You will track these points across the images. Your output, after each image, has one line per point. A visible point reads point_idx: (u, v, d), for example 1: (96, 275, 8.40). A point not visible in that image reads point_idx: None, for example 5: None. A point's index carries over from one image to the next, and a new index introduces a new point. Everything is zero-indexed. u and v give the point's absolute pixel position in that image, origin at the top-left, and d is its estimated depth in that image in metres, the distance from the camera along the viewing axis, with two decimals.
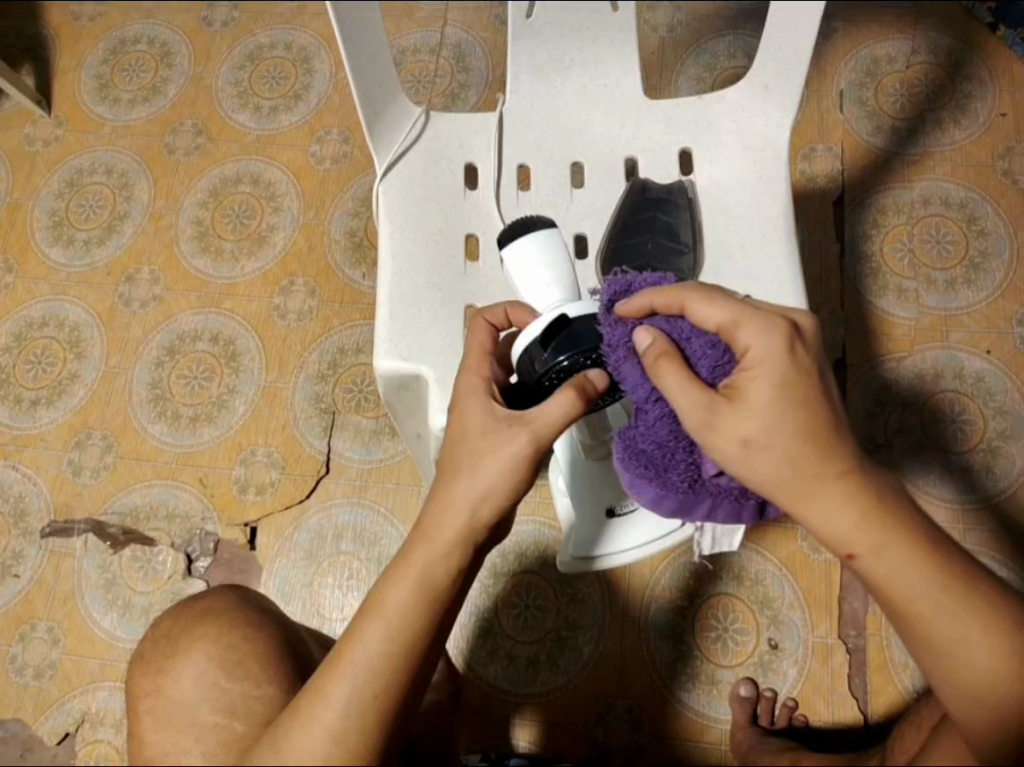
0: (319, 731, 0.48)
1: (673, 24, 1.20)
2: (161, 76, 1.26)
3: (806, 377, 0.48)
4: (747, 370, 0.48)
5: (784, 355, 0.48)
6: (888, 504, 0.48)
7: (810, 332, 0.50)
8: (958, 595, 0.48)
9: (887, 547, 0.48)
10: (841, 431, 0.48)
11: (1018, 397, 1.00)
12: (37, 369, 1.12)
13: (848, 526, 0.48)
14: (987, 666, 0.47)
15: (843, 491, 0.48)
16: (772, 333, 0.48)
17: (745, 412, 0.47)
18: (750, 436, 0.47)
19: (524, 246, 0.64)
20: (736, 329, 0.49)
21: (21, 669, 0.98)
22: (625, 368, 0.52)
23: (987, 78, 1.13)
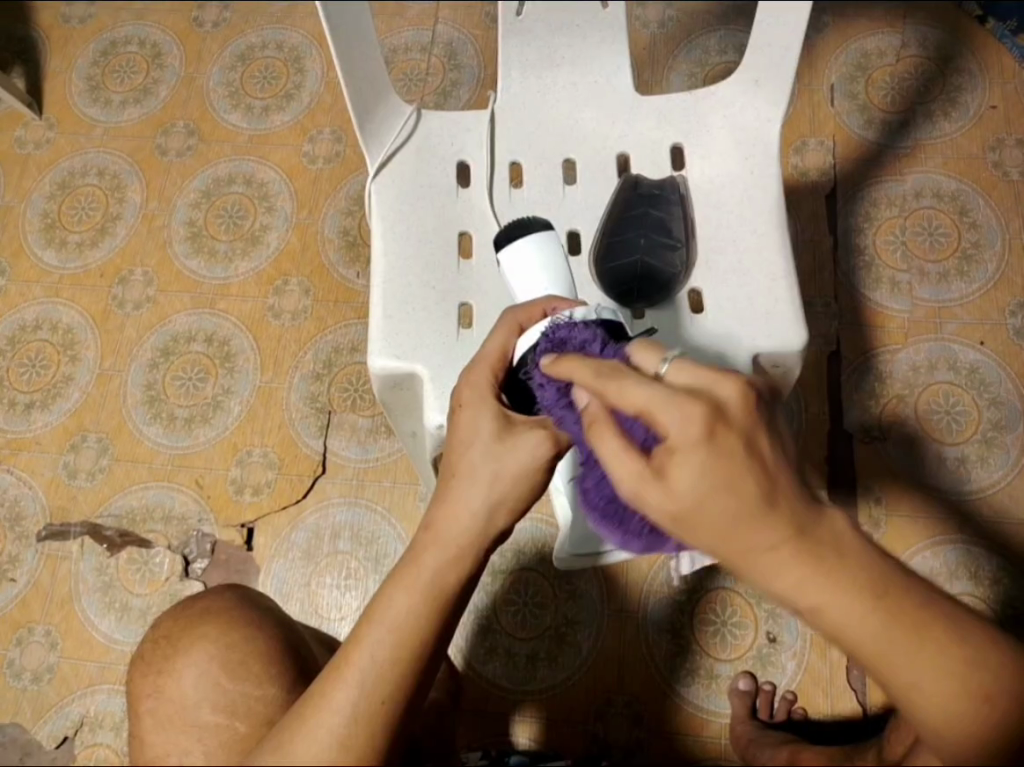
0: (324, 736, 0.48)
1: (664, 20, 1.20)
2: (152, 77, 1.26)
3: (731, 459, 0.38)
4: (668, 450, 0.39)
5: (703, 441, 0.38)
6: (830, 553, 0.39)
7: (738, 403, 0.39)
8: (913, 641, 0.41)
9: (828, 602, 0.40)
10: (776, 491, 0.38)
11: (1013, 386, 1.00)
12: (31, 372, 1.12)
13: (788, 585, 0.39)
14: (941, 706, 0.42)
15: (776, 554, 0.39)
16: (689, 414, 0.38)
17: (669, 497, 0.39)
18: (677, 516, 0.39)
19: (520, 246, 0.65)
20: (655, 411, 0.39)
21: (19, 673, 0.98)
22: (566, 421, 0.52)
23: (977, 71, 1.14)
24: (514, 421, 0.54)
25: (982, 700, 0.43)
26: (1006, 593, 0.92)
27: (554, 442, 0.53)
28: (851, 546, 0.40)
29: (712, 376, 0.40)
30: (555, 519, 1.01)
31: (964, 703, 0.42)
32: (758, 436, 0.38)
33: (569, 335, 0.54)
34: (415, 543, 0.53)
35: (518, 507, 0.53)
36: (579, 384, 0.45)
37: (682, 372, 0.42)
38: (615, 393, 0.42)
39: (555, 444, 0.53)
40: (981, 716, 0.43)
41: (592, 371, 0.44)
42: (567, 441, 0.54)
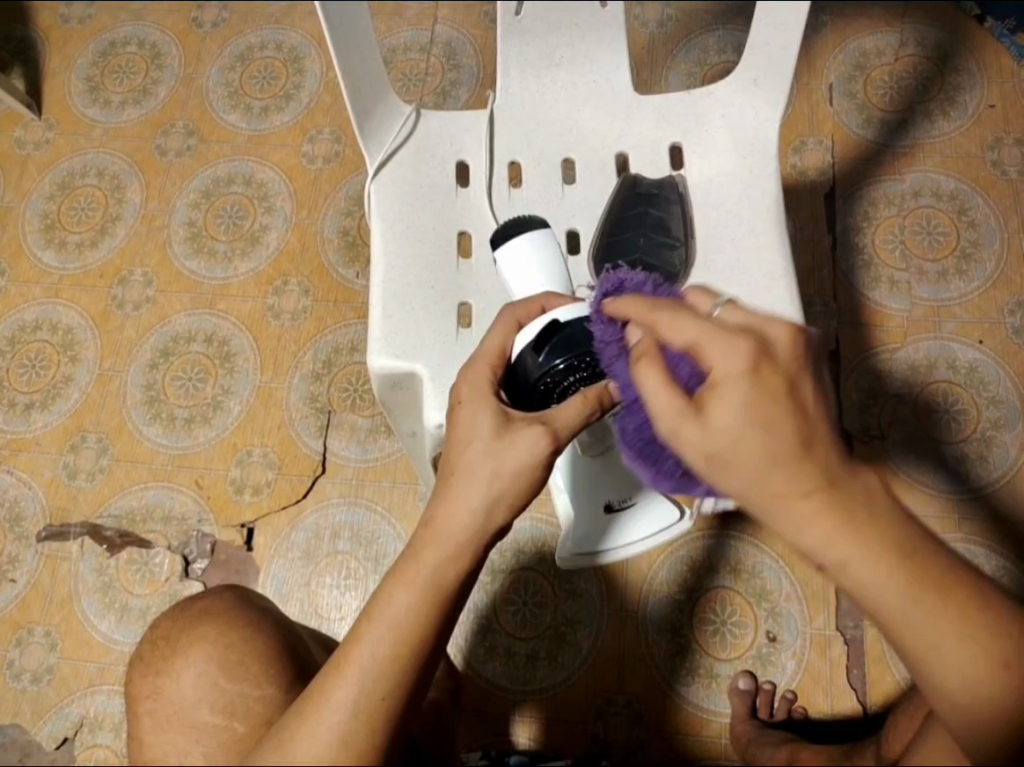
0: (324, 734, 0.48)
1: (663, 20, 1.20)
2: (152, 78, 1.26)
3: (773, 398, 0.38)
4: (709, 386, 0.39)
5: (747, 375, 0.38)
6: (861, 509, 0.39)
7: (785, 344, 0.40)
8: (937, 605, 0.41)
9: (856, 560, 0.39)
10: (815, 437, 0.38)
11: (1012, 385, 1.00)
12: (31, 372, 1.12)
13: (816, 539, 0.39)
14: (961, 675, 0.42)
15: (808, 504, 0.39)
16: (736, 348, 0.39)
17: (706, 433, 0.39)
18: (712, 455, 0.39)
19: (518, 245, 0.65)
20: (703, 345, 0.40)
21: (19, 674, 0.98)
22: (617, 368, 0.51)
23: (976, 70, 1.14)
24: (513, 419, 0.54)
25: (1003, 669, 0.42)
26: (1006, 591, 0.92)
27: (552, 439, 0.53)
28: (882, 504, 0.40)
29: (758, 321, 0.41)
30: (554, 518, 1.01)
31: (985, 672, 0.42)
32: (802, 379, 0.39)
33: (623, 280, 0.55)
34: (415, 541, 0.53)
35: (517, 505, 0.53)
36: (633, 320, 0.46)
37: (735, 315, 0.43)
38: (665, 328, 0.43)
39: (554, 441, 0.53)
40: (1003, 688, 0.42)
41: (643, 309, 0.45)
42: (566, 439, 0.54)
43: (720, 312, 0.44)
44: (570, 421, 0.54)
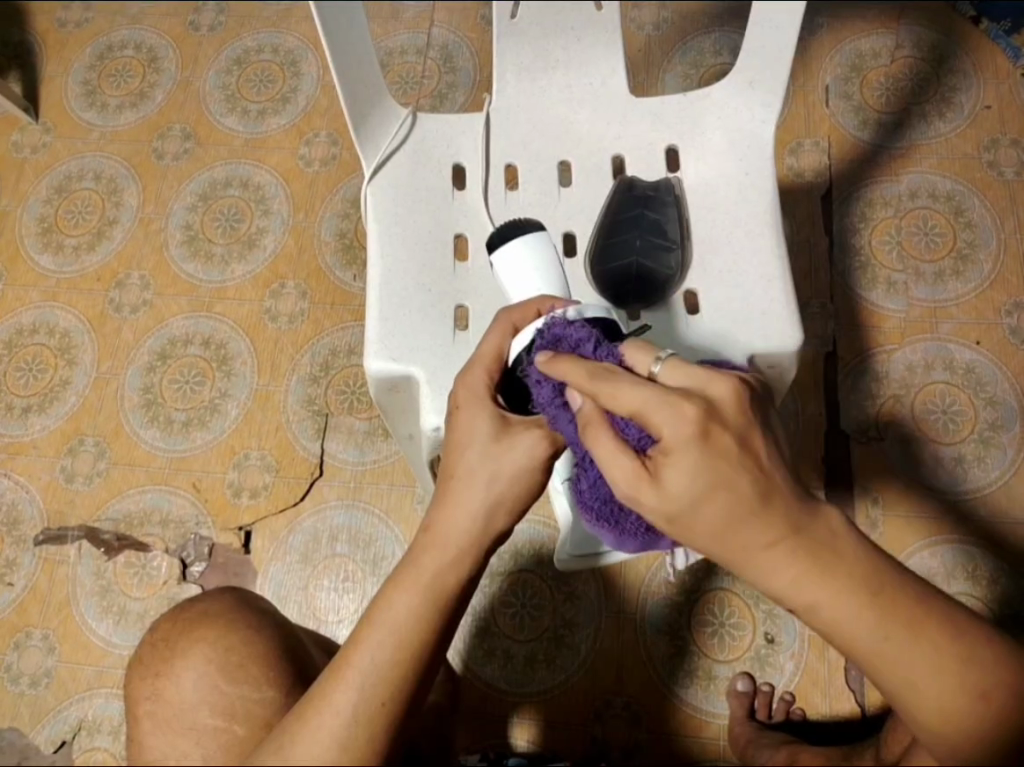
0: (324, 739, 0.47)
1: (659, 23, 1.21)
2: (148, 81, 1.26)
3: (724, 458, 0.41)
4: (661, 454, 0.42)
5: (696, 441, 0.41)
6: (827, 553, 0.42)
7: (730, 402, 0.42)
8: (909, 638, 0.43)
9: (824, 601, 0.43)
10: (771, 489, 0.41)
11: (1008, 386, 1.00)
12: (28, 376, 1.12)
13: (785, 582, 0.43)
14: (938, 706, 0.44)
15: (773, 553, 0.42)
16: (681, 416, 0.41)
17: (663, 497, 0.42)
18: (671, 516, 0.42)
19: (513, 248, 0.65)
20: (648, 415, 0.42)
21: (17, 678, 0.98)
22: (559, 422, 0.51)
23: (971, 71, 1.14)
24: (509, 423, 0.54)
25: (982, 701, 0.44)
26: (1004, 593, 0.92)
27: (551, 440, 0.53)
28: (848, 547, 0.43)
29: (701, 377, 0.43)
30: (553, 520, 1.01)
31: (962, 701, 0.44)
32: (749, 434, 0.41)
33: (562, 333, 0.51)
34: (415, 544, 0.53)
35: (515, 508, 0.54)
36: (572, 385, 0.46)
37: (676, 373, 0.44)
38: (607, 399, 0.44)
39: (555, 443, 0.53)
40: (981, 719, 0.44)
41: (581, 374, 0.45)
42: (562, 441, 0.54)
43: (660, 370, 0.46)
44: None
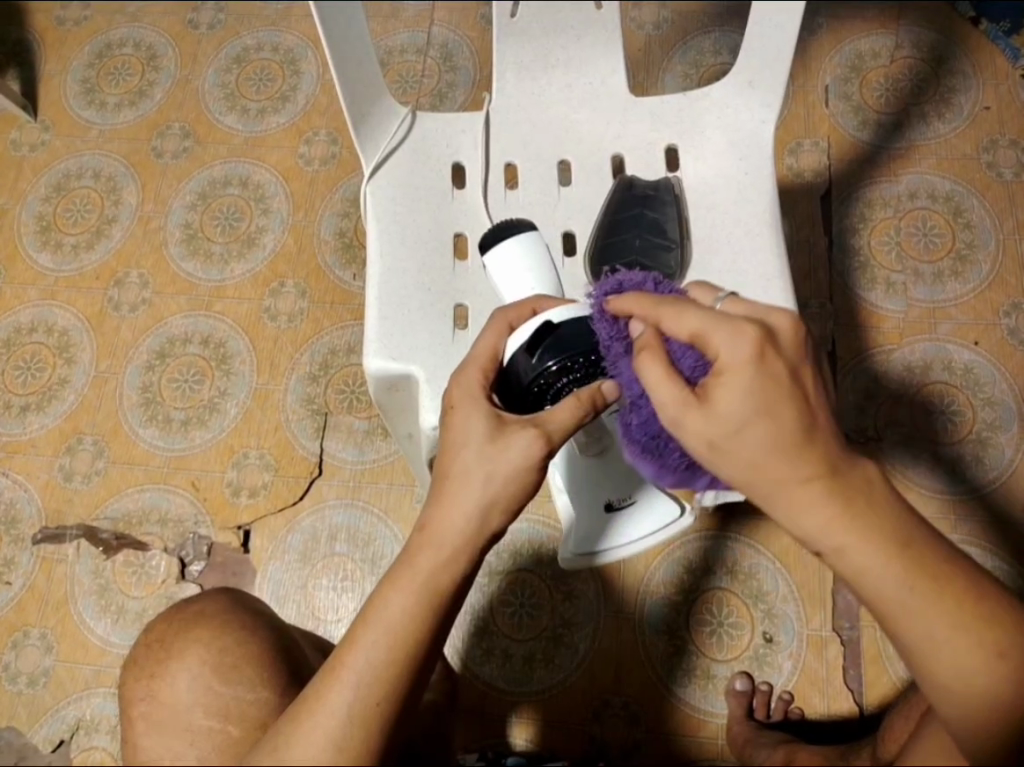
0: (320, 739, 0.47)
1: (659, 22, 1.21)
2: (148, 79, 1.26)
3: (776, 383, 0.41)
4: (713, 377, 0.42)
5: (752, 362, 0.41)
6: (860, 499, 0.42)
7: (788, 334, 0.42)
8: (934, 597, 0.42)
9: (855, 545, 0.42)
10: (814, 423, 0.41)
11: (1007, 386, 1.00)
12: (26, 375, 1.12)
13: (816, 522, 0.42)
14: (954, 664, 0.43)
15: (809, 489, 0.41)
16: (741, 337, 0.41)
17: (710, 419, 0.41)
18: (715, 440, 0.42)
19: (509, 248, 0.65)
20: (709, 336, 0.42)
21: (15, 677, 0.98)
22: (621, 364, 0.52)
23: (971, 72, 1.14)
24: (506, 421, 0.54)
25: (998, 660, 0.43)
26: None
27: (546, 441, 0.53)
28: (881, 497, 0.43)
29: (760, 311, 0.44)
30: (552, 519, 1.01)
31: (979, 660, 0.43)
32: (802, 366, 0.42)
33: (621, 281, 0.54)
34: (411, 544, 0.53)
35: (512, 507, 0.54)
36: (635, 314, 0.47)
37: (738, 309, 0.46)
38: (668, 322, 0.45)
39: (549, 443, 0.53)
40: (998, 679, 0.43)
41: (644, 303, 0.47)
42: (559, 440, 0.54)
43: (723, 305, 0.48)
44: (563, 423, 0.53)
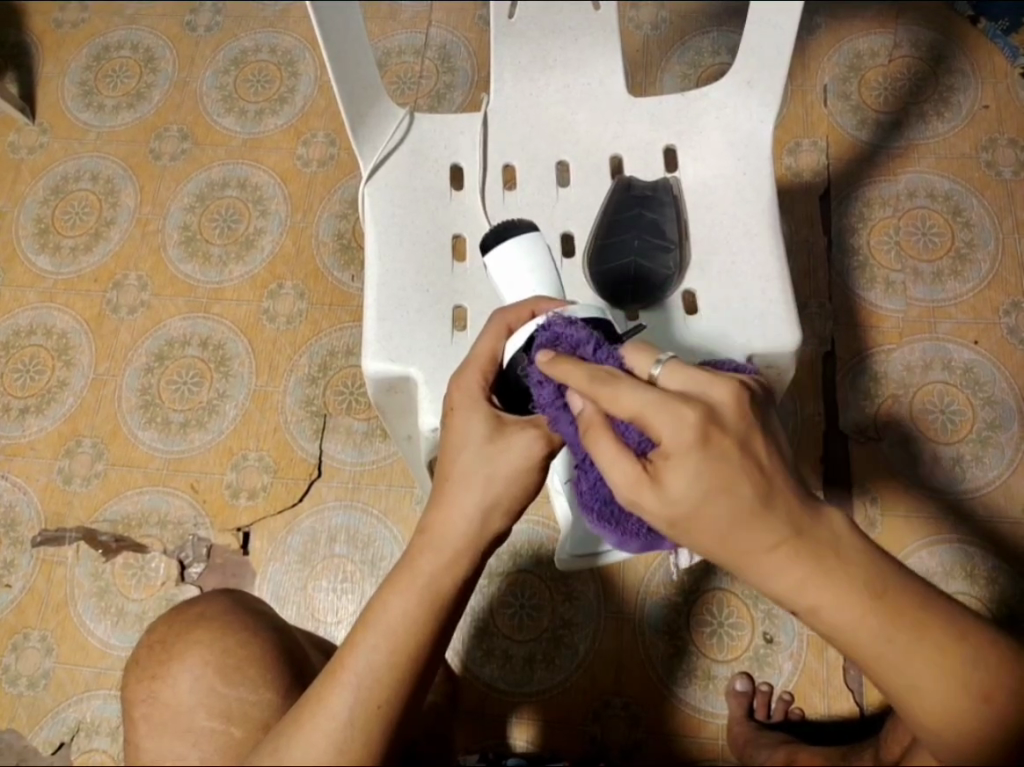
0: (320, 740, 0.47)
1: (657, 22, 1.21)
2: (146, 82, 1.26)
3: (725, 461, 0.41)
4: (661, 457, 0.42)
5: (695, 447, 0.41)
6: (830, 556, 0.42)
7: (729, 406, 0.42)
8: (913, 640, 0.43)
9: (828, 602, 0.42)
10: (771, 493, 0.41)
11: (1007, 385, 1.00)
12: (26, 377, 1.12)
13: (789, 584, 0.42)
14: (938, 706, 0.43)
15: (777, 555, 0.42)
16: (682, 421, 0.41)
17: (664, 500, 0.42)
18: (674, 519, 0.42)
19: (508, 249, 0.64)
20: (649, 418, 0.42)
21: (15, 680, 0.98)
22: (561, 425, 0.50)
23: (970, 71, 1.14)
24: (505, 423, 0.54)
25: (983, 703, 0.43)
26: (1003, 592, 0.92)
27: (547, 439, 0.53)
28: (852, 549, 0.42)
29: (701, 384, 0.44)
30: (551, 520, 1.01)
31: (964, 703, 0.43)
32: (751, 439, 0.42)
33: (562, 332, 0.51)
34: (412, 546, 0.53)
35: (512, 508, 0.54)
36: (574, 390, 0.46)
37: (675, 377, 0.45)
38: (608, 403, 0.44)
39: (550, 443, 0.53)
40: (983, 720, 0.43)
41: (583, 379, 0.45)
42: (559, 440, 0.54)
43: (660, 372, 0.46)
44: None
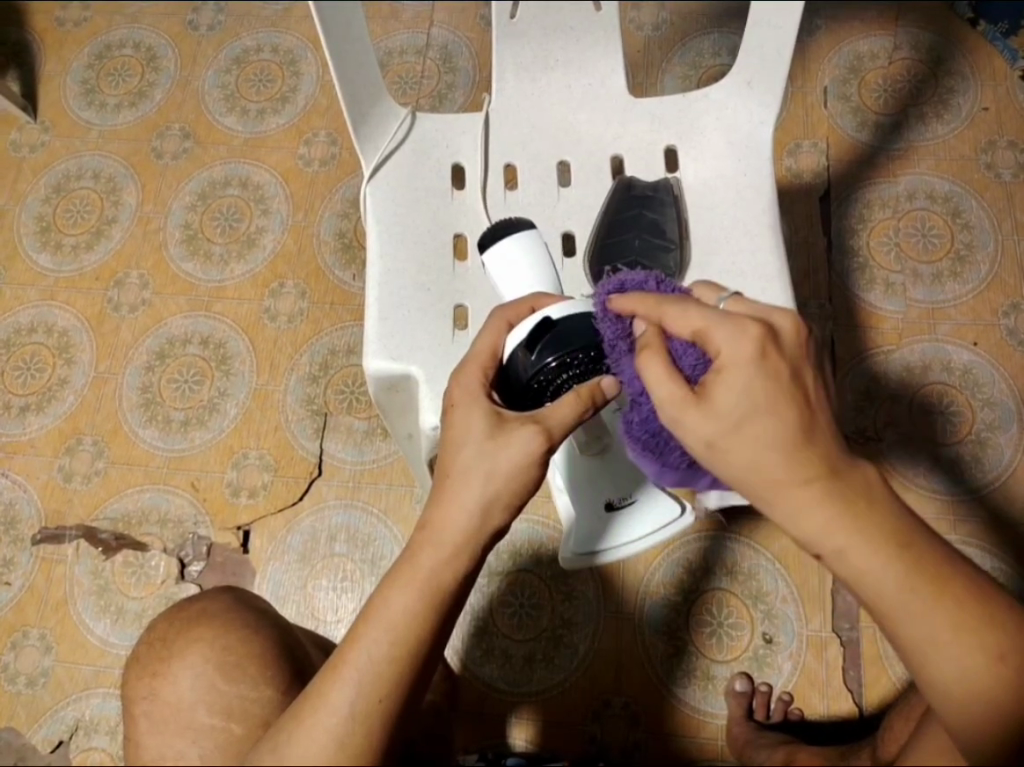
0: (321, 736, 0.48)
1: (659, 23, 1.21)
2: (148, 80, 1.26)
3: (775, 381, 0.42)
4: (715, 374, 0.43)
5: (753, 361, 0.42)
6: (861, 502, 0.43)
7: (790, 332, 0.43)
8: (934, 597, 0.43)
9: (854, 547, 0.42)
10: (813, 423, 0.42)
11: (1006, 386, 1.00)
12: (26, 375, 1.12)
13: (816, 525, 0.42)
14: (956, 667, 0.43)
15: (808, 489, 0.42)
16: (743, 335, 0.42)
17: (709, 417, 0.42)
18: (714, 438, 0.42)
19: (508, 247, 0.65)
20: (710, 335, 0.43)
21: (14, 678, 0.98)
22: (623, 363, 0.53)
23: (969, 73, 1.14)
24: (506, 418, 0.54)
25: (999, 663, 0.43)
26: (1002, 592, 0.93)
27: (546, 438, 0.53)
28: (880, 497, 0.43)
29: (763, 310, 0.45)
30: (551, 519, 1.01)
31: (979, 663, 0.43)
32: (803, 366, 0.43)
33: (624, 279, 0.55)
34: (413, 542, 0.53)
35: (514, 504, 0.54)
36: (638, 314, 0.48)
37: (739, 308, 0.46)
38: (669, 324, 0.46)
39: (550, 440, 0.53)
40: (997, 682, 0.43)
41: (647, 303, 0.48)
42: (559, 437, 0.53)
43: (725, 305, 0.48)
44: (563, 420, 0.53)
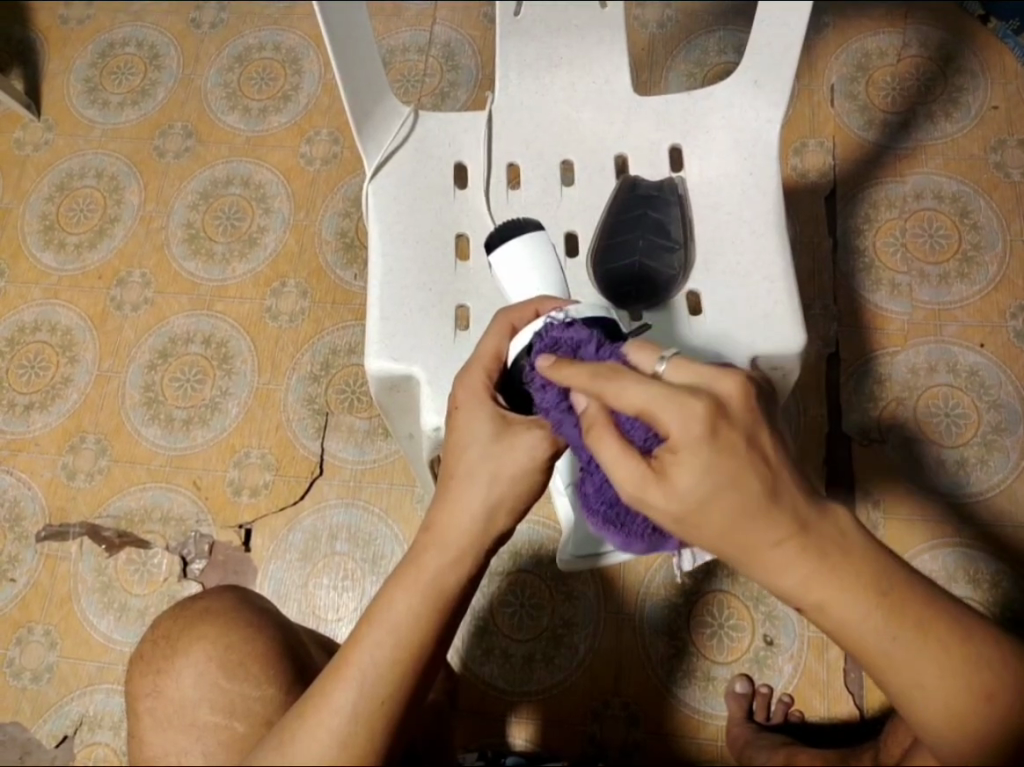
0: (324, 736, 0.47)
1: (663, 21, 1.20)
2: (151, 79, 1.26)
3: (732, 453, 0.40)
4: (669, 451, 0.41)
5: (705, 439, 0.40)
6: (833, 551, 0.42)
7: (738, 399, 0.41)
8: (914, 639, 0.43)
9: (833, 603, 0.42)
10: (778, 486, 0.41)
11: (1013, 389, 0.99)
12: (30, 373, 1.12)
13: (793, 584, 0.42)
14: (942, 706, 0.43)
15: (781, 551, 0.41)
16: (691, 415, 0.40)
17: (671, 497, 0.41)
18: (680, 516, 0.41)
19: (514, 247, 0.65)
20: (655, 411, 0.41)
21: (19, 672, 0.99)
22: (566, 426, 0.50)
23: (979, 71, 1.13)
24: (511, 422, 0.54)
25: (986, 702, 0.43)
26: (1006, 597, 0.92)
27: (552, 441, 0.53)
28: (855, 546, 0.42)
29: (707, 376, 0.43)
30: (552, 519, 1.01)
31: (966, 700, 0.43)
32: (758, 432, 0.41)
33: (559, 337, 0.51)
34: (417, 543, 0.53)
35: (518, 507, 0.54)
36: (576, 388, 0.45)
37: (682, 372, 0.44)
38: (612, 400, 0.43)
39: (555, 444, 0.53)
40: (986, 718, 0.43)
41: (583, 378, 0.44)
42: (565, 442, 0.54)
43: (666, 369, 0.45)
44: None
